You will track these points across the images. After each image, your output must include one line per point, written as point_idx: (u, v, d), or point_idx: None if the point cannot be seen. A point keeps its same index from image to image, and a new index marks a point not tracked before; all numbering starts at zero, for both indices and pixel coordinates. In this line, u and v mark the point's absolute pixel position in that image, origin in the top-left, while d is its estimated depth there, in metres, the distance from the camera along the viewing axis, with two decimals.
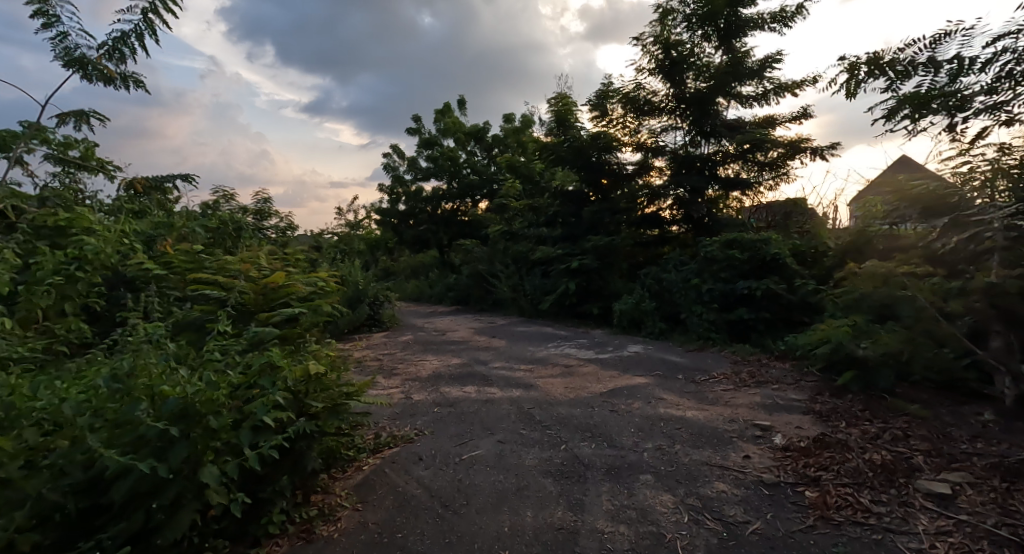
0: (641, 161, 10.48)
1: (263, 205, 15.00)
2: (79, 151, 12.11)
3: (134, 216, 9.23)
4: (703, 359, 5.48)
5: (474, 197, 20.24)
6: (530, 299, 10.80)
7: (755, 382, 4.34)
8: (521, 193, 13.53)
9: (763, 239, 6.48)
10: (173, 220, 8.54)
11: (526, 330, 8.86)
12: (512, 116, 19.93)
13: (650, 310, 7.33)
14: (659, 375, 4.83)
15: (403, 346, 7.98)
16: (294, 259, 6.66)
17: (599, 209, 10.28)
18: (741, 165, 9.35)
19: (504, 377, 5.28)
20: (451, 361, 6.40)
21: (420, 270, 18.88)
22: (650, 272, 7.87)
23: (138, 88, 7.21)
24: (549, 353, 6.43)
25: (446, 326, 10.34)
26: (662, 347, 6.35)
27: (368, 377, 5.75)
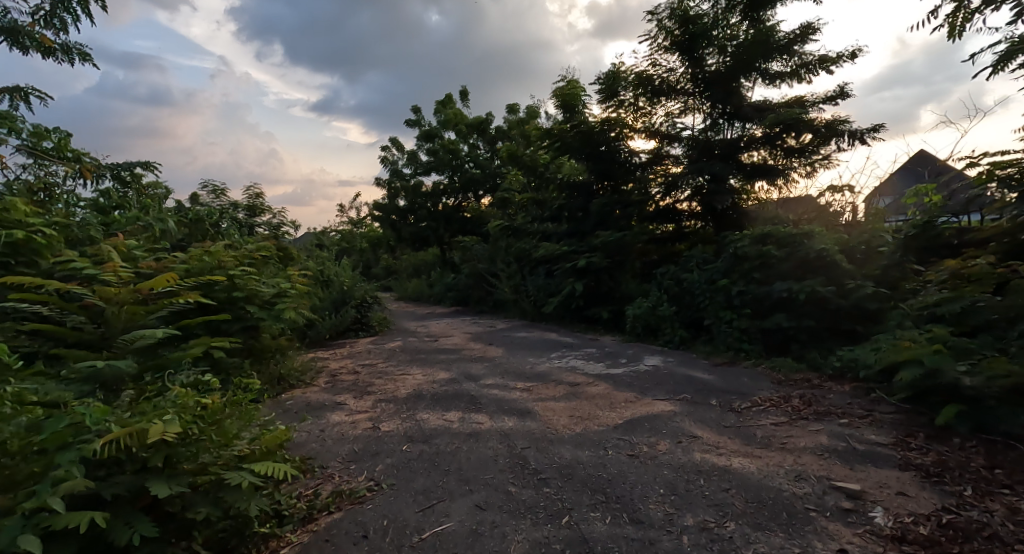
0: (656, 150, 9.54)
1: (255, 201, 14.34)
2: (53, 142, 11.51)
3: (102, 209, 8.56)
4: (738, 377, 4.54)
5: (477, 193, 19.34)
6: (533, 301, 9.91)
7: (815, 413, 3.38)
8: (525, 186, 12.63)
9: (806, 233, 5.46)
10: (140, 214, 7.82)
11: (527, 336, 7.96)
12: (515, 107, 18.99)
13: (669, 315, 6.38)
14: (686, 400, 3.90)
15: (388, 355, 7.11)
16: (261, 257, 5.83)
17: (609, 203, 9.36)
18: (768, 151, 8.24)
19: (496, 399, 4.38)
20: (438, 376, 5.50)
21: (420, 269, 18.03)
22: (668, 271, 6.91)
23: (84, 62, 6.38)
24: (551, 367, 5.51)
25: (441, 330, 9.47)
26: (685, 360, 5.40)
27: (338, 396, 4.87)
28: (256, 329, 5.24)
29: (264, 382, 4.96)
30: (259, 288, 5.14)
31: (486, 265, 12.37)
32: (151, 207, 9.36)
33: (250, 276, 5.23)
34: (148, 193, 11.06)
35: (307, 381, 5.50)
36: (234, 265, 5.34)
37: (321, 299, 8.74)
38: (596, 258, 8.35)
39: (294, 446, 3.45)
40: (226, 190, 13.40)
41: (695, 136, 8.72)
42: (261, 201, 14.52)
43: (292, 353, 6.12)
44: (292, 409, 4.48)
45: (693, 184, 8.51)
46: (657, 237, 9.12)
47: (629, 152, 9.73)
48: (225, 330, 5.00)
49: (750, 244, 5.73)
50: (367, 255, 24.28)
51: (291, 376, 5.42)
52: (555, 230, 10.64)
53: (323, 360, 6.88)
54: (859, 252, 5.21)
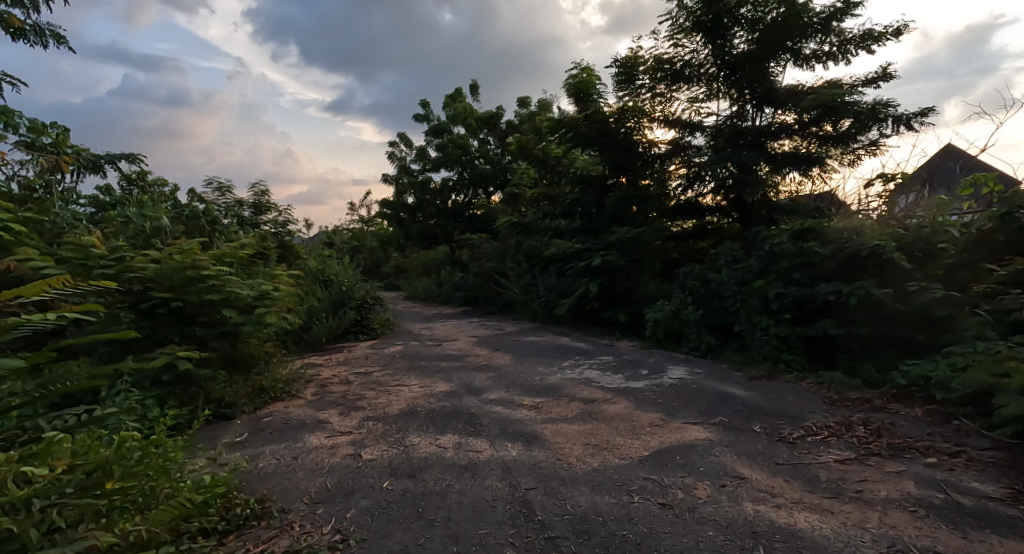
0: (675, 140, 8.98)
1: (260, 199, 13.96)
2: (50, 136, 11.21)
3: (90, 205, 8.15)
4: (780, 394, 3.91)
5: (487, 189, 18.78)
6: (544, 302, 9.33)
7: (888, 446, 2.75)
8: (536, 180, 12.04)
9: (854, 229, 4.80)
10: (128, 210, 7.39)
11: (537, 341, 7.37)
12: (527, 101, 18.38)
13: (693, 320, 5.75)
14: (724, 425, 3.28)
15: (387, 362, 6.57)
16: (246, 254, 5.32)
17: (626, 197, 8.75)
18: (800, 140, 7.55)
19: (499, 419, 3.80)
20: (436, 388, 4.94)
21: (430, 268, 17.45)
22: (693, 271, 6.28)
23: (58, 45, 5.91)
24: (563, 379, 4.92)
25: (446, 333, 8.92)
26: (715, 372, 4.77)
27: (323, 412, 4.34)
28: (235, 336, 4.73)
29: (240, 394, 4.43)
30: (239, 290, 4.62)
31: (495, 264, 11.81)
32: (145, 203, 8.96)
33: (228, 276, 4.68)
34: (152, 190, 10.75)
35: (293, 392, 5.00)
36: (213, 262, 4.82)
37: (318, 300, 8.25)
38: (612, 254, 7.67)
39: (255, 480, 2.90)
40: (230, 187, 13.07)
41: (720, 125, 8.07)
42: (266, 199, 14.18)
43: (279, 361, 5.62)
44: (267, 428, 3.95)
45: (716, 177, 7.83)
46: (678, 233, 8.48)
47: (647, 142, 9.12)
48: (200, 336, 4.51)
49: (788, 240, 5.06)
50: (376, 253, 23.91)
51: (274, 388, 4.91)
52: (568, 226, 10.04)
53: (316, 367, 6.38)
54: (918, 249, 4.53)
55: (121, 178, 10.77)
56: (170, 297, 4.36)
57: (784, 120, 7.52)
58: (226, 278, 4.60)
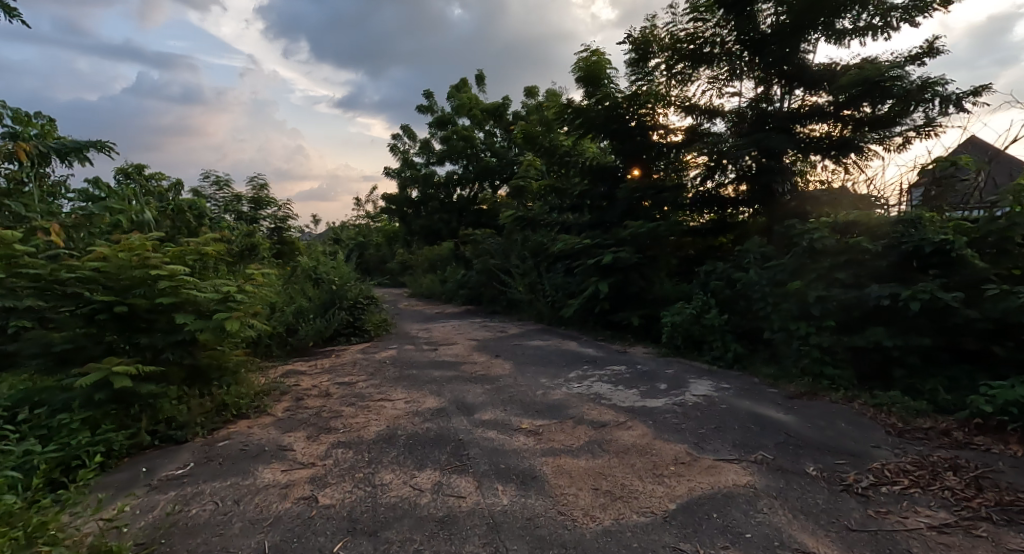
0: (690, 130, 8.39)
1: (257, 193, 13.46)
2: (37, 128, 10.80)
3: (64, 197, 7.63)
4: (830, 419, 3.25)
5: (493, 183, 18.15)
6: (550, 302, 8.69)
7: (998, 506, 2.07)
8: (543, 172, 11.40)
9: (910, 222, 4.10)
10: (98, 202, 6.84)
11: (541, 346, 6.74)
12: (533, 90, 17.69)
13: (717, 326, 5.08)
14: (768, 465, 2.62)
15: (375, 370, 6.00)
16: (214, 251, 4.72)
17: (638, 189, 8.08)
18: (833, 124, 6.79)
19: (491, 449, 3.18)
20: (423, 405, 4.33)
21: (434, 265, 16.83)
22: (715, 270, 5.61)
23: (10, 18, 5.36)
24: (569, 395, 4.29)
25: (445, 336, 8.32)
26: (746, 388, 4.11)
27: (289, 435, 3.73)
28: (193, 344, 4.15)
29: (195, 413, 3.85)
30: (196, 293, 4.03)
31: (498, 261, 11.19)
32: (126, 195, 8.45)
33: (184, 277, 4.09)
34: (151, 185, 10.30)
35: (261, 408, 4.41)
36: (168, 261, 4.24)
37: (306, 301, 7.66)
38: (624, 250, 6.96)
39: (176, 538, 2.30)
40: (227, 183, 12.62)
41: (743, 112, 7.38)
42: (265, 194, 13.73)
43: (251, 371, 5.03)
44: (216, 457, 3.33)
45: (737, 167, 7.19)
46: (696, 228, 7.79)
47: (661, 132, 8.63)
48: (150, 345, 3.93)
49: (831, 235, 4.37)
50: (381, 249, 23.43)
51: (240, 404, 4.31)
52: (576, 221, 9.39)
53: (296, 376, 5.80)
54: (990, 245, 3.83)
55: (118, 172, 10.34)
56: (113, 300, 3.80)
57: (812, 104, 6.78)
58: (181, 279, 4.01)
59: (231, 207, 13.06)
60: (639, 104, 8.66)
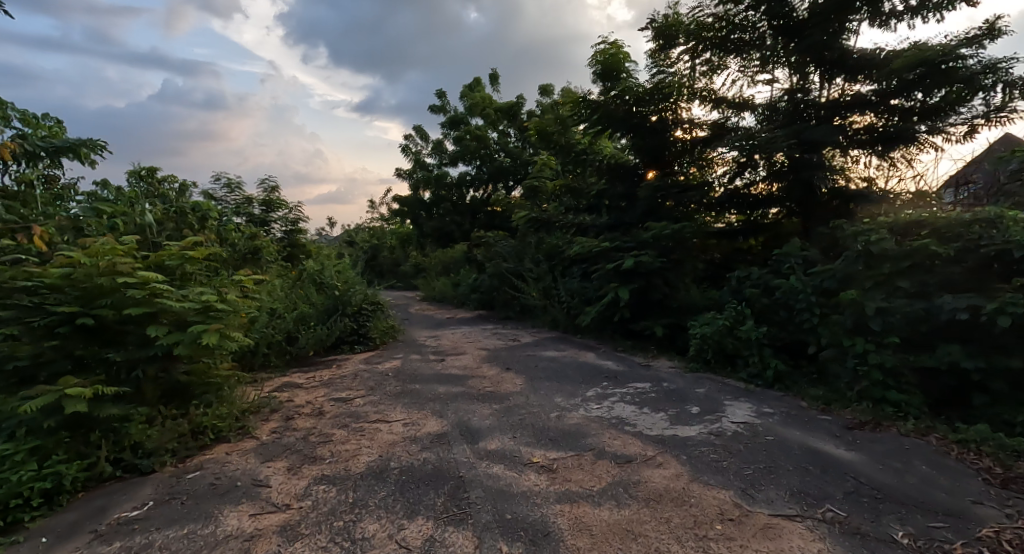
0: (715, 125, 7.99)
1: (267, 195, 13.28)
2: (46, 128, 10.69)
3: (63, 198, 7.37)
4: (904, 459, 2.70)
5: (507, 184, 17.71)
6: (565, 309, 8.18)
7: None
8: (558, 172, 10.91)
9: (988, 223, 3.51)
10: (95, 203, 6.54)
11: (556, 357, 6.24)
12: (549, 88, 17.20)
13: (754, 340, 4.52)
14: (842, 526, 2.10)
15: (377, 383, 5.57)
16: (200, 254, 4.33)
17: (662, 187, 7.55)
18: (879, 115, 6.16)
19: (496, 492, 2.69)
20: (422, 429, 3.86)
21: (448, 268, 16.42)
22: (750, 277, 5.06)
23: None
24: (588, 419, 3.79)
25: (454, 344, 7.88)
26: (793, 414, 3.56)
27: (268, 466, 3.28)
28: (170, 360, 3.75)
29: (167, 437, 3.43)
30: (171, 302, 3.63)
31: (511, 264, 10.71)
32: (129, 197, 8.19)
33: (160, 285, 3.70)
34: (162, 187, 10.05)
35: (245, 430, 3.99)
36: (142, 266, 3.86)
37: (308, 307, 7.25)
38: (646, 254, 6.43)
39: None
40: (237, 185, 12.37)
41: (777, 104, 6.84)
42: (276, 196, 13.47)
43: (239, 387, 4.63)
44: (181, 494, 2.90)
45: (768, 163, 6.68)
46: (723, 230, 7.23)
47: (685, 128, 8.20)
48: (120, 360, 3.54)
49: (890, 237, 3.80)
50: (394, 252, 23.14)
51: (222, 425, 3.90)
52: (593, 222, 8.87)
53: (290, 391, 5.37)
54: None
55: (129, 174, 10.13)
56: (77, 312, 3.42)
57: (855, 93, 6.16)
58: (157, 288, 3.63)
59: (241, 210, 12.82)
60: (662, 98, 8.12)
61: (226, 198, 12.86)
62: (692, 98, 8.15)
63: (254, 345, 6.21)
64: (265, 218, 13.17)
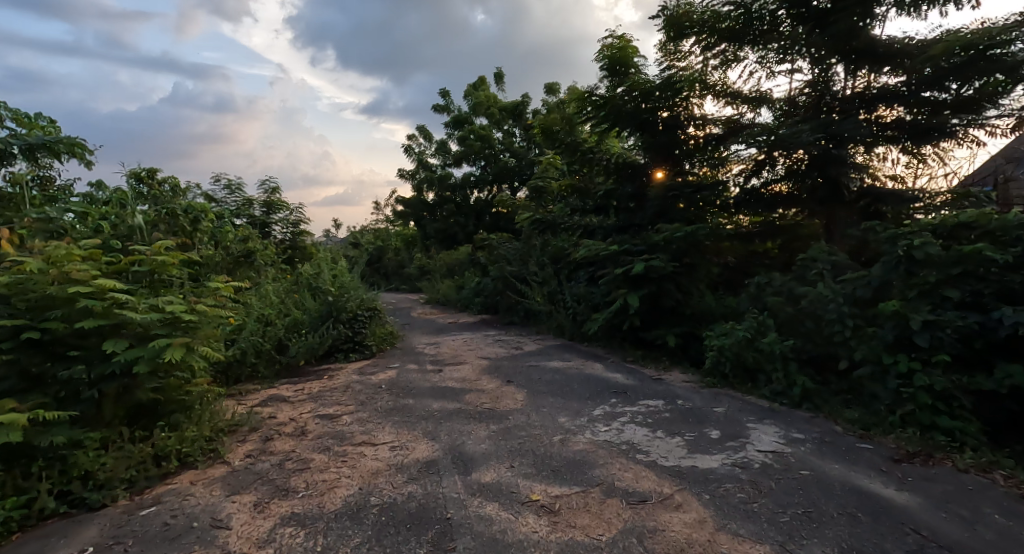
0: (728, 123, 7.62)
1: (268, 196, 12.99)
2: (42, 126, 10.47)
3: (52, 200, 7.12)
4: (971, 505, 2.29)
5: (512, 184, 17.35)
6: (571, 316, 7.79)
7: None
8: (564, 171, 10.52)
9: None
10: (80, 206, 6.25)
11: (561, 369, 5.84)
12: (555, 87, 16.81)
13: (779, 354, 4.11)
14: None
15: (369, 397, 5.20)
16: (174, 261, 4.02)
17: (673, 187, 7.15)
18: (909, 109, 5.71)
19: (487, 541, 2.29)
20: (411, 454, 3.48)
21: (452, 271, 16.10)
22: (773, 284, 4.63)
23: None
24: (595, 445, 3.39)
25: (454, 352, 7.50)
26: (828, 441, 3.14)
27: (233, 500, 2.91)
28: (132, 377, 3.39)
29: (123, 466, 3.07)
30: (135, 314, 3.30)
31: (515, 268, 10.34)
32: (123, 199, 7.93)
33: (122, 296, 3.36)
34: (160, 189, 9.80)
35: (217, 453, 3.63)
36: (103, 275, 3.52)
37: (299, 313, 6.91)
38: (657, 257, 6.01)
39: None
40: (237, 186, 12.10)
41: (797, 97, 6.42)
42: (277, 198, 13.21)
43: (215, 403, 4.27)
44: (127, 538, 2.53)
45: (788, 161, 6.29)
46: (739, 232, 6.81)
47: (697, 125, 7.81)
48: (72, 378, 3.19)
49: (936, 241, 3.37)
50: (399, 254, 22.84)
51: (191, 448, 3.54)
52: (599, 224, 8.47)
53: (275, 405, 5.02)
54: None
55: (128, 176, 9.86)
56: (22, 325, 3.09)
57: (882, 85, 5.73)
58: (117, 299, 3.30)
59: (241, 212, 12.55)
60: (673, 93, 7.71)
61: (227, 200, 12.60)
62: (704, 93, 7.74)
63: (240, 356, 5.86)
64: (266, 221, 12.89)
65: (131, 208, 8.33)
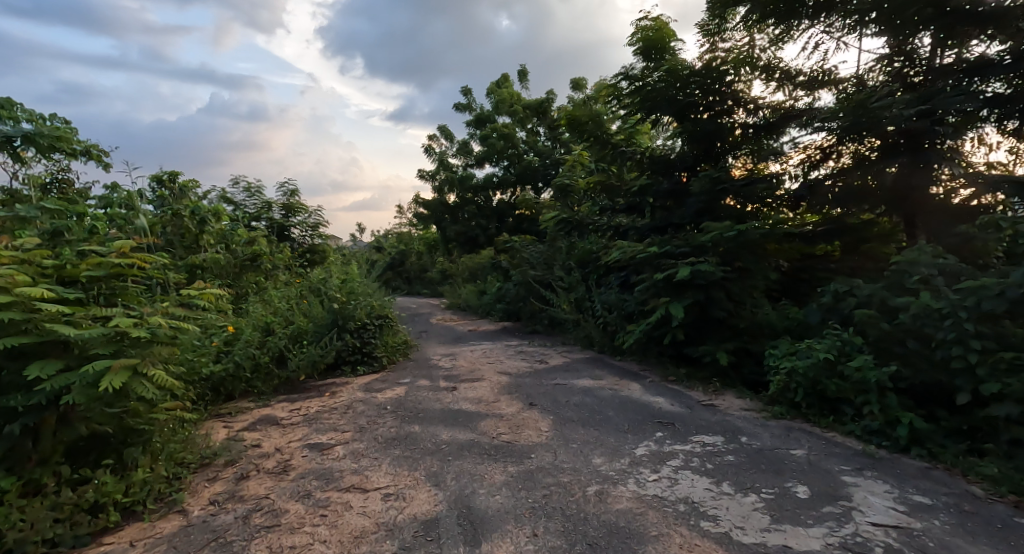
0: (779, 110, 6.85)
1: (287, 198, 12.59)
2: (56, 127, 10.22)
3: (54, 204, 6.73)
4: None
5: (535, 184, 16.65)
6: (600, 326, 7.01)
7: None
8: (592, 168, 9.75)
9: None
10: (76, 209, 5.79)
11: (593, 389, 5.08)
12: (581, 83, 16.04)
13: (874, 382, 3.28)
14: None
15: (371, 420, 4.54)
16: (141, 266, 3.46)
17: (721, 181, 6.33)
18: (1013, 80, 4.71)
19: None
20: (407, 508, 2.77)
21: (474, 275, 15.47)
22: (858, 294, 3.80)
23: None
24: (645, 503, 2.62)
25: (471, 365, 6.80)
26: (968, 512, 2.32)
27: None
28: (67, 406, 2.76)
29: (46, 520, 2.46)
30: (69, 329, 2.67)
31: (539, 272, 9.59)
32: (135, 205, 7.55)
33: (53, 308, 2.72)
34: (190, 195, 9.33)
35: (174, 499, 2.98)
36: (35, 283, 2.88)
37: (303, 322, 6.32)
38: (705, 261, 5.18)
39: None
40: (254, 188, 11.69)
41: (871, 75, 5.70)
42: (296, 200, 12.79)
43: (182, 431, 3.64)
44: None
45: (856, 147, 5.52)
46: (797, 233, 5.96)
47: (746, 111, 7.00)
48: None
49: None
50: (421, 258, 22.32)
51: (139, 494, 2.88)
52: (632, 225, 7.66)
53: (262, 430, 4.38)
54: None
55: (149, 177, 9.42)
56: None
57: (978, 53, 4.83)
58: (50, 310, 2.70)
59: (259, 216, 12.20)
60: (716, 76, 6.90)
61: (246, 202, 12.22)
62: (753, 73, 6.89)
63: (232, 371, 5.27)
64: (285, 224, 12.49)
65: (148, 213, 7.85)
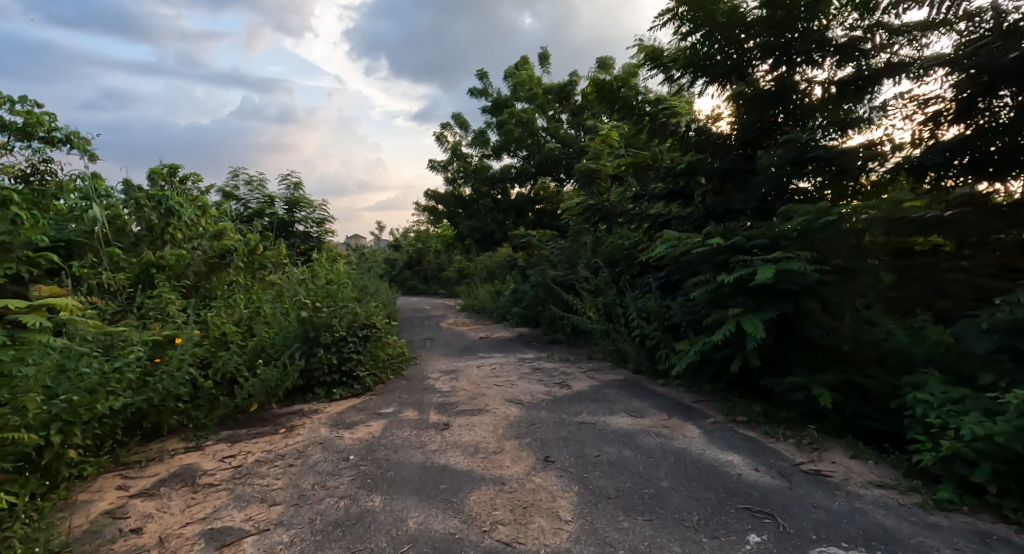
0: (873, 61, 5.22)
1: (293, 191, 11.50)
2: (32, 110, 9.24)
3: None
4: None
5: (558, 176, 15.25)
6: (635, 340, 5.60)
7: None
8: (624, 149, 8.31)
9: None
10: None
11: (634, 434, 3.67)
12: (608, 62, 14.54)
13: None
14: None
15: (322, 481, 3.22)
16: None
17: (804, 151, 4.75)
18: None
19: None
20: None
21: (491, 276, 14.15)
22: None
23: None
24: None
25: (475, 389, 5.44)
26: None
27: None
28: None
29: None
30: None
31: (560, 272, 8.20)
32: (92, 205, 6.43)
33: None
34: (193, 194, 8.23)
35: None
36: None
37: (265, 336, 5.05)
38: (793, 256, 3.72)
39: None
40: (252, 179, 10.59)
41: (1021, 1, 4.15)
42: (301, 194, 11.66)
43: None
44: None
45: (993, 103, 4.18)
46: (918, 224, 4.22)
47: (833, 61, 5.34)
48: None
49: None
50: (437, 256, 21.08)
51: None
52: (673, 213, 6.19)
53: (164, 496, 3.08)
54: None
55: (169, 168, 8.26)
56: None
57: None
58: None
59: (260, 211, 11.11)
60: (789, 18, 5.35)
61: (248, 196, 11.15)
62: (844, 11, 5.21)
63: (154, 402, 3.94)
64: (289, 220, 11.36)
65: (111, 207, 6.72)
